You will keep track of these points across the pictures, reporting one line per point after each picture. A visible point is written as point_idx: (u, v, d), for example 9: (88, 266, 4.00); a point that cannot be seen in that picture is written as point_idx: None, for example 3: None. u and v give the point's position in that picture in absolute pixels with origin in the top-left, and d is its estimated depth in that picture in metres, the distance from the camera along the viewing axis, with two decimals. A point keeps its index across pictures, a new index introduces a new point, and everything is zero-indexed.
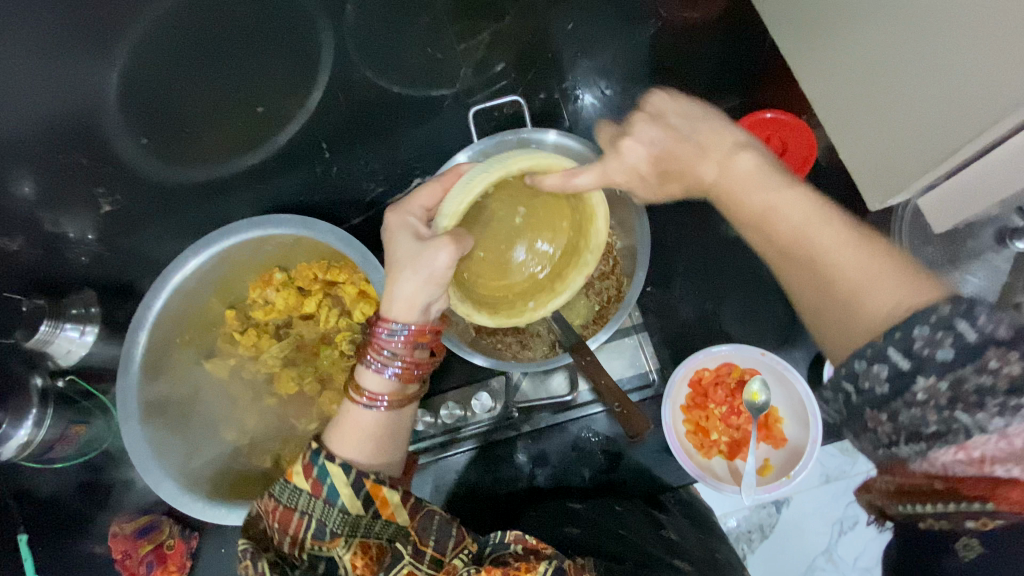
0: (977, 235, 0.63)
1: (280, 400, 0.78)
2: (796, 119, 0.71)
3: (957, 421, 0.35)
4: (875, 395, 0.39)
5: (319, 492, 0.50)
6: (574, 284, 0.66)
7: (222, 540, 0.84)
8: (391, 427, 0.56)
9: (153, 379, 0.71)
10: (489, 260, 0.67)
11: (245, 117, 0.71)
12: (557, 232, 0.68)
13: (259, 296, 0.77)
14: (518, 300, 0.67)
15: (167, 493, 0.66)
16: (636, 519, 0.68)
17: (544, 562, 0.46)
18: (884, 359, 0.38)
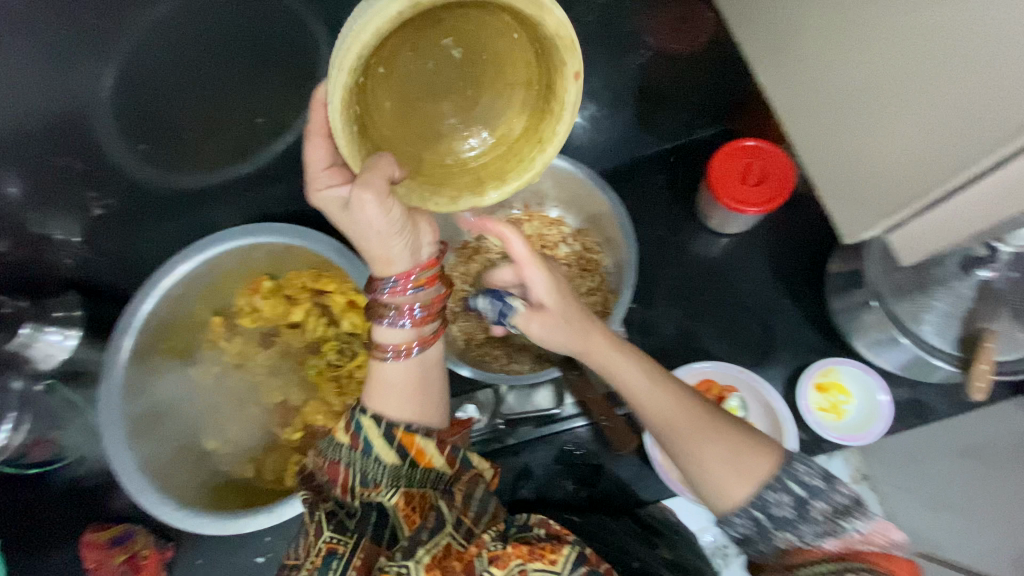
0: (945, 262, 0.64)
1: (265, 409, 0.77)
2: (774, 148, 0.75)
3: (839, 526, 0.47)
4: (781, 517, 0.48)
5: (357, 444, 0.55)
6: (574, 91, 0.46)
7: (199, 550, 0.82)
8: (416, 379, 0.57)
9: (136, 388, 0.70)
10: (435, 148, 0.50)
11: (241, 126, 0.72)
12: (491, 59, 0.47)
13: (247, 303, 0.78)
14: (517, 144, 0.50)
15: (146, 503, 0.64)
16: (637, 536, 0.70)
17: (568, 546, 0.54)
18: (785, 489, 0.48)
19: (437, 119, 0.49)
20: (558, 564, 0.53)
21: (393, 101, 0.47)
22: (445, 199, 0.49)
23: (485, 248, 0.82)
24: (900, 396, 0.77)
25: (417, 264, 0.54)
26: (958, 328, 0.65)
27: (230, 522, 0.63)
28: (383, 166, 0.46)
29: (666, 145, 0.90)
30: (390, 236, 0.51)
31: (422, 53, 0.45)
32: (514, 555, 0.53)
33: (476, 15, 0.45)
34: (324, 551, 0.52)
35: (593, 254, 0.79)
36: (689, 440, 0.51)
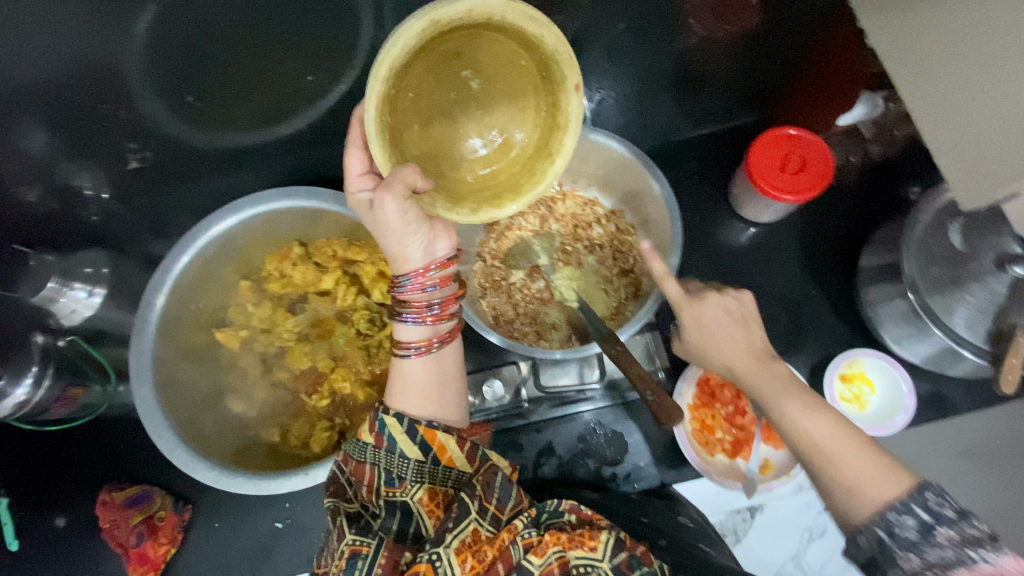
0: (981, 257, 0.65)
1: (292, 374, 0.77)
2: (813, 137, 0.75)
3: (972, 555, 0.41)
4: (904, 540, 0.45)
5: (382, 443, 0.54)
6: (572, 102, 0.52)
7: (217, 514, 0.81)
8: (432, 374, 0.59)
9: (166, 346, 0.69)
10: (453, 167, 0.54)
11: (286, 81, 0.68)
12: (500, 82, 0.53)
13: (276, 269, 0.76)
14: (526, 158, 0.55)
15: (178, 461, 0.63)
16: (658, 508, 0.71)
17: (605, 532, 0.51)
18: (910, 511, 0.45)
19: (451, 138, 0.54)
20: (598, 551, 0.50)
21: (416, 122, 0.52)
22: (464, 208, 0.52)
23: (519, 224, 0.81)
24: (922, 390, 0.78)
25: (432, 262, 0.57)
26: (988, 323, 0.65)
27: (263, 483, 0.63)
28: (410, 170, 0.49)
29: (703, 130, 0.89)
30: (408, 233, 0.54)
31: (435, 76, 0.51)
32: (553, 542, 0.50)
33: (487, 44, 0.51)
34: (347, 554, 0.50)
35: (626, 236, 0.80)
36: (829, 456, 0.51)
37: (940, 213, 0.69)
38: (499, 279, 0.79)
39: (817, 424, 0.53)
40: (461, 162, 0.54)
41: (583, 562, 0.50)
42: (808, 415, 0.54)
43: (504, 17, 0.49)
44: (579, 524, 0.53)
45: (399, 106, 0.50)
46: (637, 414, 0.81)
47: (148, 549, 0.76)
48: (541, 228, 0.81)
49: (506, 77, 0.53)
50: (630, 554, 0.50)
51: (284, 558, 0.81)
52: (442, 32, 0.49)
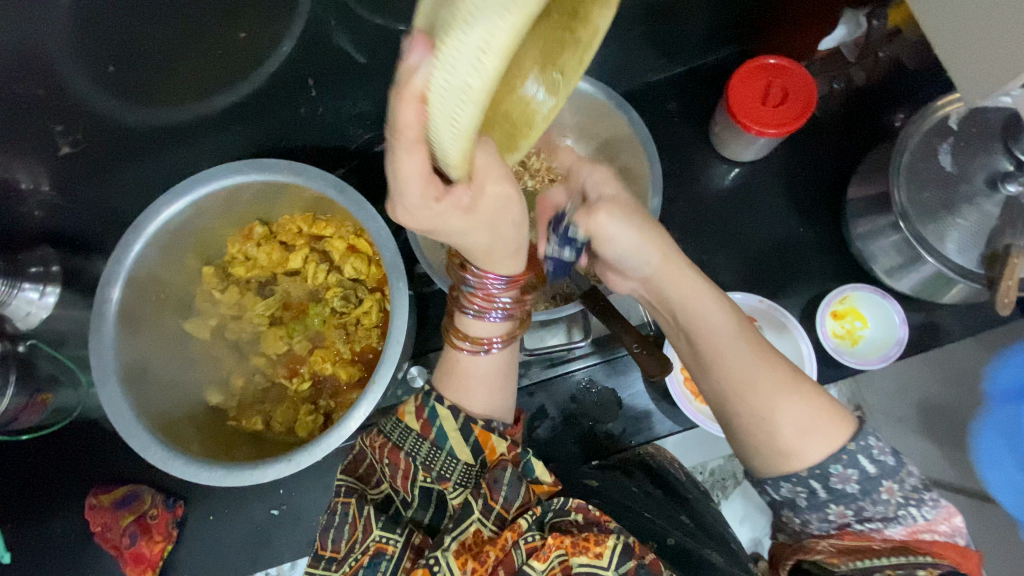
0: (971, 179, 0.64)
1: (269, 359, 0.74)
2: (796, 66, 0.71)
3: (903, 512, 0.47)
4: (844, 492, 0.48)
5: (428, 433, 0.52)
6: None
7: (211, 507, 0.79)
8: (502, 370, 0.58)
9: (128, 341, 0.65)
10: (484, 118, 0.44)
11: (224, 42, 0.61)
12: None
13: (240, 251, 0.73)
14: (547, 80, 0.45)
15: (154, 458, 0.60)
16: (661, 503, 0.64)
17: (612, 537, 0.46)
18: (855, 464, 0.48)
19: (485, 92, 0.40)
20: (604, 558, 0.45)
21: None
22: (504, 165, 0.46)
23: None
24: (914, 320, 0.76)
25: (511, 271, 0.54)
26: (982, 246, 0.63)
27: (244, 472, 0.60)
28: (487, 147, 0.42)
29: (680, 68, 0.83)
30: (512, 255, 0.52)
31: None
32: (555, 547, 0.46)
33: None
34: (370, 552, 0.47)
35: None
36: (745, 394, 0.51)
37: (929, 135, 0.66)
38: None
39: (774, 394, 0.50)
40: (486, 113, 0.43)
41: (587, 569, 0.45)
42: (741, 346, 0.53)
43: None
44: (586, 525, 0.47)
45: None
46: (629, 368, 0.80)
47: (143, 549, 0.74)
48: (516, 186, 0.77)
49: None
50: (637, 563, 0.46)
51: (283, 543, 0.80)
52: None
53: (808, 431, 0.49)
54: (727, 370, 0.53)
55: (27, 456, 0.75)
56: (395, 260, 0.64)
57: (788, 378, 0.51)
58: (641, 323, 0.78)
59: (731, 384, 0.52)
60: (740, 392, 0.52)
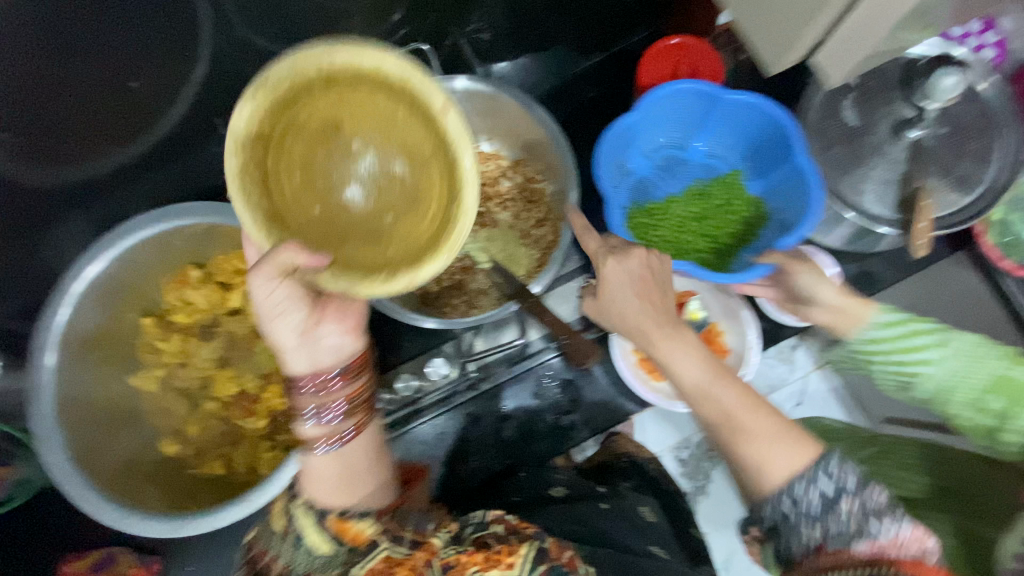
0: (875, 130, 0.66)
1: (221, 403, 0.72)
2: (701, 41, 0.72)
3: (870, 529, 0.44)
4: (808, 511, 0.46)
5: (288, 530, 0.51)
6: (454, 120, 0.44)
7: (188, 558, 0.78)
8: (354, 461, 0.52)
9: (71, 406, 0.64)
10: (369, 239, 0.47)
11: (121, 95, 0.63)
12: (390, 136, 0.46)
13: (178, 297, 0.72)
14: (433, 201, 0.47)
15: (107, 519, 0.59)
16: (623, 511, 0.67)
17: (525, 545, 0.49)
18: (812, 480, 0.47)
19: (359, 207, 0.47)
20: (516, 567, 0.48)
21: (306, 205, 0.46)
22: (379, 279, 0.45)
23: None
24: (848, 271, 0.78)
25: (337, 367, 0.49)
26: (896, 192, 0.65)
27: (203, 519, 0.60)
28: (293, 249, 0.43)
29: (590, 60, 0.85)
30: (305, 338, 0.48)
31: (312, 148, 0.46)
32: (470, 563, 0.48)
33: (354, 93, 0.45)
34: None
35: (535, 183, 0.76)
36: (733, 424, 0.51)
37: (832, 91, 0.67)
38: None
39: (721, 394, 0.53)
40: (373, 234, 0.47)
41: None
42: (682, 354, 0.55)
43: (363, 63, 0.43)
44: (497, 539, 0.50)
45: (273, 185, 0.45)
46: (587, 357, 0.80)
47: None
48: None
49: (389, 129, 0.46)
50: (550, 566, 0.48)
51: None
52: (296, 93, 0.44)
53: (771, 447, 0.49)
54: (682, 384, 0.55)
55: None
56: None
57: (734, 381, 0.54)
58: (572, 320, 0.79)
59: (714, 420, 0.53)
60: (730, 436, 0.51)
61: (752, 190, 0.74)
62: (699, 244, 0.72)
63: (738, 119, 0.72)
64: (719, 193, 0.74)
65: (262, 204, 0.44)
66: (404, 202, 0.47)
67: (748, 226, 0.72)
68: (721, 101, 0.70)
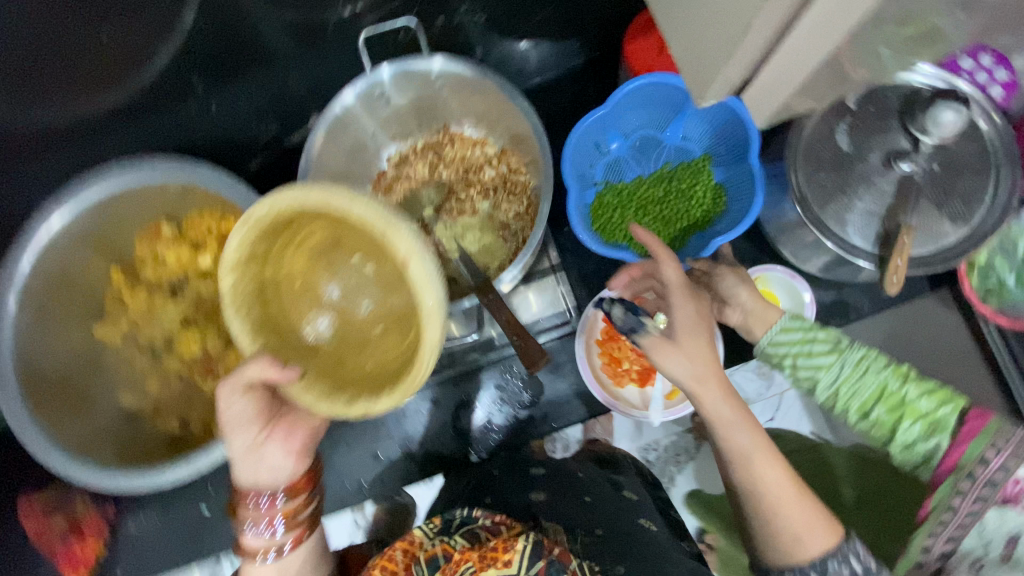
0: (866, 159, 0.64)
1: (183, 362, 0.73)
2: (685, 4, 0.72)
3: None
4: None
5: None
6: (419, 270, 0.43)
7: (141, 508, 0.80)
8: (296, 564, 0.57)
9: (29, 350, 0.64)
10: (352, 358, 0.50)
11: (93, 41, 0.61)
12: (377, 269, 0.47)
13: (149, 252, 0.72)
14: (403, 337, 0.47)
15: (55, 464, 0.61)
16: (605, 500, 0.65)
17: (521, 541, 0.48)
18: (843, 558, 0.56)
19: (350, 321, 0.50)
20: (513, 564, 0.46)
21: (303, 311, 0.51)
22: (340, 399, 0.47)
23: (408, 173, 0.77)
24: (825, 298, 0.77)
25: (282, 487, 0.55)
26: (878, 224, 0.64)
27: (144, 477, 0.62)
28: (266, 361, 0.48)
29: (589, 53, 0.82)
30: (251, 455, 0.54)
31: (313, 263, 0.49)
32: (463, 559, 0.48)
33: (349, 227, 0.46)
34: None
35: (520, 175, 0.74)
36: (767, 489, 0.57)
37: (827, 115, 0.65)
38: None
39: (738, 435, 0.58)
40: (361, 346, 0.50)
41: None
42: (725, 408, 0.58)
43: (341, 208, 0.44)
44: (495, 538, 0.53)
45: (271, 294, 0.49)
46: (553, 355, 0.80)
47: (76, 550, 0.78)
48: (431, 176, 0.77)
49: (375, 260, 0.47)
50: (547, 562, 0.46)
51: (219, 538, 0.81)
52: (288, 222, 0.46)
53: (802, 534, 0.56)
54: (727, 445, 0.58)
55: None
56: None
57: (751, 423, 0.58)
58: (534, 322, 0.78)
59: (738, 471, 0.58)
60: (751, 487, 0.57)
61: (715, 177, 0.76)
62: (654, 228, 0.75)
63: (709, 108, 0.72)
64: (683, 180, 0.75)
65: (254, 318, 0.48)
66: (387, 325, 0.49)
67: (703, 215, 0.75)
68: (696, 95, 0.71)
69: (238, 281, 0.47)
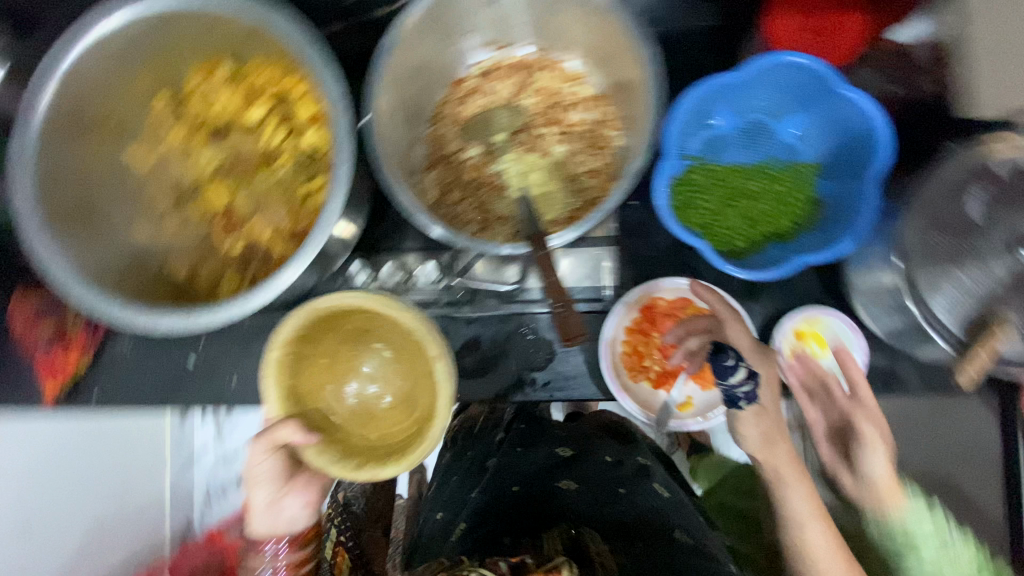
0: (989, 236, 0.57)
1: (205, 210, 0.69)
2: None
3: None
4: None
5: None
6: (443, 371, 0.55)
7: (129, 342, 0.81)
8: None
9: (55, 145, 0.60)
10: (361, 425, 0.62)
11: None
12: (403, 352, 0.62)
13: (200, 88, 0.68)
14: (409, 424, 0.60)
15: (40, 253, 0.57)
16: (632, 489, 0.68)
17: None
18: None
19: (367, 399, 0.63)
20: None
21: (328, 385, 0.62)
22: (351, 464, 0.55)
23: (489, 90, 0.70)
24: (878, 362, 0.71)
25: (290, 529, 0.67)
26: (975, 310, 0.57)
27: (141, 316, 0.58)
28: (292, 427, 0.55)
29: None
30: (271, 507, 0.64)
31: (349, 345, 0.62)
32: None
33: (386, 323, 0.60)
34: None
35: (609, 129, 0.68)
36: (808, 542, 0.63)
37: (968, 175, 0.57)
38: (450, 150, 0.69)
39: (790, 490, 0.64)
40: (369, 420, 0.63)
41: None
42: (783, 458, 0.65)
43: (373, 306, 0.56)
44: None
45: (303, 373, 0.59)
46: None
47: (57, 357, 0.79)
48: (514, 100, 0.70)
49: (404, 348, 0.61)
50: None
51: (191, 393, 0.80)
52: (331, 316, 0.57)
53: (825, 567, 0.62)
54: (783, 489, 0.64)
55: None
56: (346, 140, 0.58)
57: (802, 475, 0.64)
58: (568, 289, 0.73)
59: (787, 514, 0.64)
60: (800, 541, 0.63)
61: (818, 190, 0.70)
62: (735, 226, 0.69)
63: (843, 114, 0.66)
64: (781, 182, 0.70)
65: (283, 389, 0.56)
66: (397, 401, 0.63)
67: (788, 228, 0.69)
68: (832, 93, 0.65)
69: (279, 355, 0.55)
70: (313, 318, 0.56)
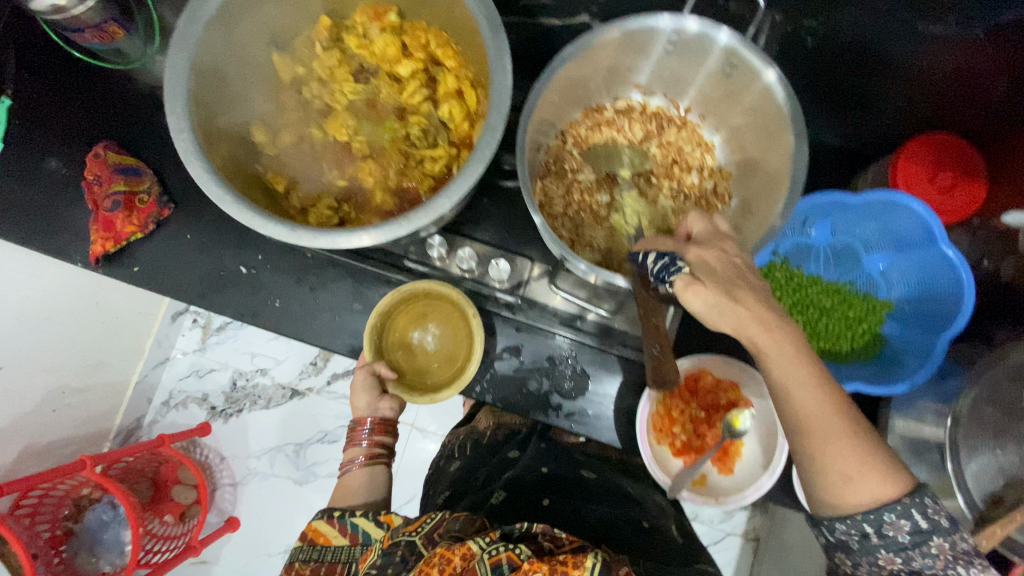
0: None
1: (323, 136, 0.71)
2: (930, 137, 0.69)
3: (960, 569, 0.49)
4: (896, 543, 0.49)
5: (355, 540, 0.61)
6: (477, 325, 0.70)
7: (191, 227, 0.81)
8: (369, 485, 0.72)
9: (221, 29, 0.62)
10: (423, 379, 0.73)
11: None
12: (451, 322, 0.73)
13: (362, 25, 0.70)
14: (453, 371, 0.72)
15: (171, 118, 0.58)
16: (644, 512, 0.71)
17: (591, 559, 0.47)
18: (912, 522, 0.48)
19: (425, 363, 0.74)
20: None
21: (399, 352, 0.74)
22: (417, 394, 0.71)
23: (620, 126, 0.73)
24: None
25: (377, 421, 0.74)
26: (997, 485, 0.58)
27: (242, 211, 0.58)
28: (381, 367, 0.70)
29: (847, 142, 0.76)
30: (372, 409, 0.74)
31: (413, 320, 0.74)
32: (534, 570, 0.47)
33: (440, 300, 0.74)
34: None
35: (716, 201, 0.71)
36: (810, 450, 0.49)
37: None
38: (566, 166, 0.71)
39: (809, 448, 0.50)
40: (430, 372, 0.74)
41: None
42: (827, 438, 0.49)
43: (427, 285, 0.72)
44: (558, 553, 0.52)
45: (384, 333, 0.73)
46: (614, 369, 0.77)
47: (116, 220, 0.76)
48: (639, 143, 0.73)
49: (451, 321, 0.73)
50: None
51: (230, 296, 0.80)
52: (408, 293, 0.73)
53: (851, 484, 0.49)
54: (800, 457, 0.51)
55: (88, 79, 0.81)
56: (496, 125, 0.58)
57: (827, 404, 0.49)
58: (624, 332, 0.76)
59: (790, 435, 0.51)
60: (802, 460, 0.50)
61: (881, 327, 0.73)
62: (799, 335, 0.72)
63: (927, 268, 0.70)
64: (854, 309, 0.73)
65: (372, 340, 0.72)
66: (449, 360, 0.73)
67: (844, 351, 0.73)
68: (927, 245, 0.68)
69: (375, 322, 0.72)
70: (395, 298, 0.73)
